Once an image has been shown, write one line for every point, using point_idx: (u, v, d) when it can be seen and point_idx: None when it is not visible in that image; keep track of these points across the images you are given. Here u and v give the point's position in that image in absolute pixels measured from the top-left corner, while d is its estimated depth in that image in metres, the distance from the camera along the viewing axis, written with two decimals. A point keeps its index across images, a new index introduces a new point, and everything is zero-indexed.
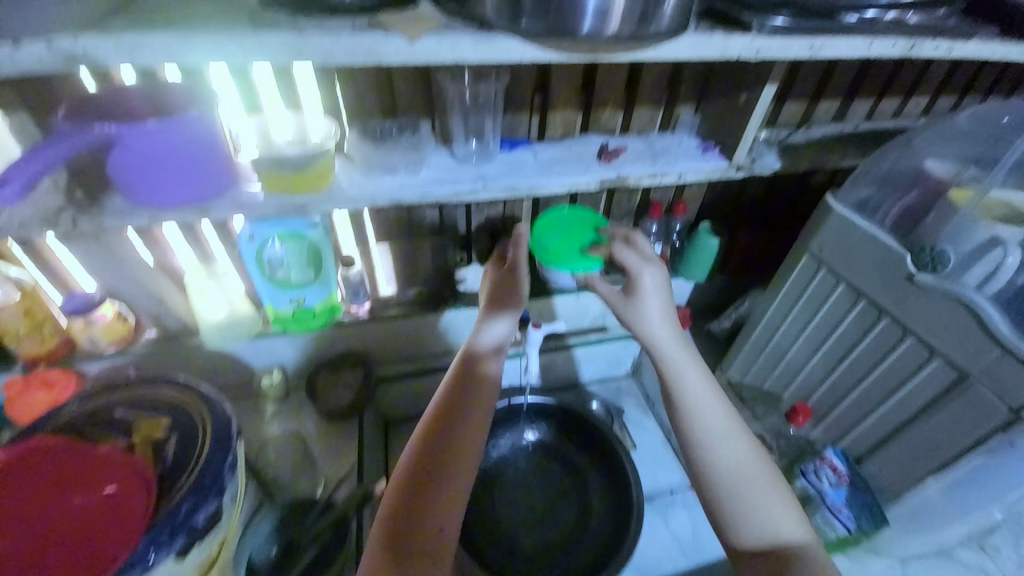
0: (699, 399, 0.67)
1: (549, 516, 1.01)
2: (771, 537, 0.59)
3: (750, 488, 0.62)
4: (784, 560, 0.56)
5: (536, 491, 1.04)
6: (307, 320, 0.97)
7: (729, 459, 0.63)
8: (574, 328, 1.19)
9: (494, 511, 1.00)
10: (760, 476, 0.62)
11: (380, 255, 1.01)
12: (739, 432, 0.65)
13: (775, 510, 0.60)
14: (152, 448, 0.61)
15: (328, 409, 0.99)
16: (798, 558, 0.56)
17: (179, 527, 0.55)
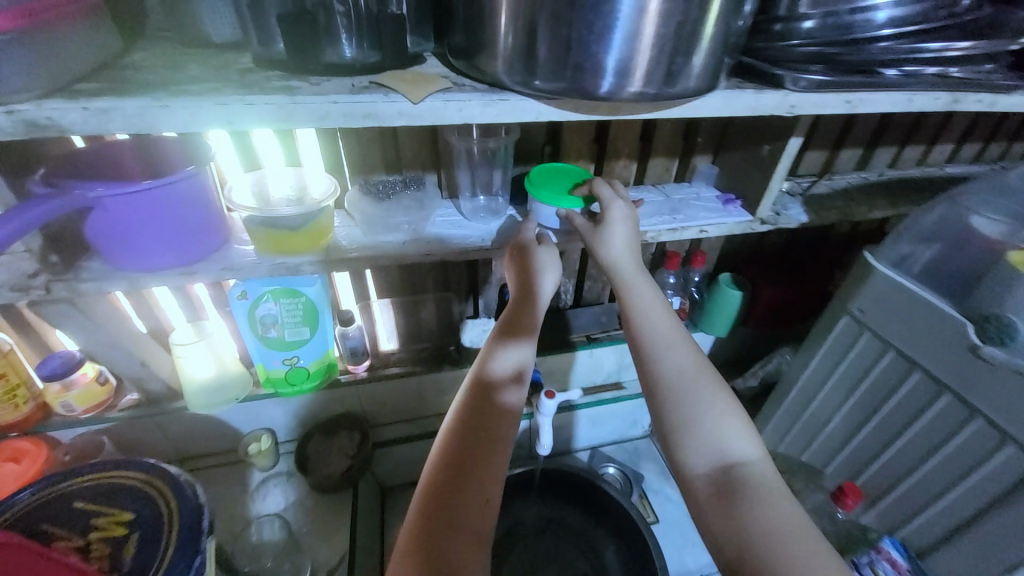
0: (653, 324, 0.61)
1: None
2: (720, 460, 0.52)
3: (697, 394, 0.56)
4: (732, 486, 0.49)
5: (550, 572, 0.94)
6: (299, 384, 0.89)
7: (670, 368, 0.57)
8: (586, 386, 1.11)
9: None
10: (710, 394, 0.56)
11: (382, 311, 0.96)
12: (685, 341, 0.60)
13: (725, 426, 0.54)
14: (110, 548, 0.53)
15: (321, 480, 0.90)
16: (744, 484, 0.49)
17: None
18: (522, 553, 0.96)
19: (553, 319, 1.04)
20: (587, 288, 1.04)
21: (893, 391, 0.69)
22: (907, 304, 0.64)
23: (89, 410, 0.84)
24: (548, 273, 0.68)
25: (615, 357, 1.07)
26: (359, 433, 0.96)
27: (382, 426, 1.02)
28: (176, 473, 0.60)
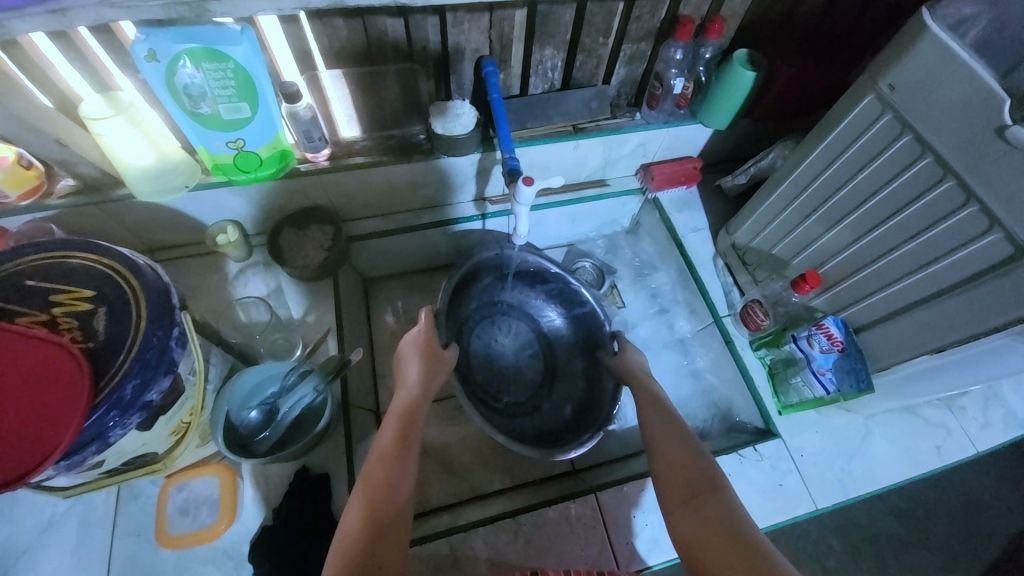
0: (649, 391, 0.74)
1: (517, 377, 0.98)
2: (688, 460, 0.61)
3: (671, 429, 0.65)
4: (696, 481, 0.58)
5: (509, 352, 0.99)
6: (253, 170, 0.80)
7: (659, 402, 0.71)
8: (570, 183, 1.05)
9: (468, 365, 0.96)
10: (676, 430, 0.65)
11: (334, 85, 0.80)
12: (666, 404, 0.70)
13: (685, 456, 0.61)
14: (80, 321, 0.52)
15: (297, 270, 0.90)
16: (715, 496, 0.56)
17: (130, 406, 0.50)
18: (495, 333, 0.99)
19: (536, 103, 0.91)
20: (579, 64, 0.88)
21: (894, 178, 0.65)
22: (945, 76, 0.56)
23: (27, 197, 0.76)
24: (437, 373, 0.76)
25: (601, 150, 0.97)
26: (331, 226, 0.92)
27: (357, 220, 0.99)
28: (127, 254, 0.56)
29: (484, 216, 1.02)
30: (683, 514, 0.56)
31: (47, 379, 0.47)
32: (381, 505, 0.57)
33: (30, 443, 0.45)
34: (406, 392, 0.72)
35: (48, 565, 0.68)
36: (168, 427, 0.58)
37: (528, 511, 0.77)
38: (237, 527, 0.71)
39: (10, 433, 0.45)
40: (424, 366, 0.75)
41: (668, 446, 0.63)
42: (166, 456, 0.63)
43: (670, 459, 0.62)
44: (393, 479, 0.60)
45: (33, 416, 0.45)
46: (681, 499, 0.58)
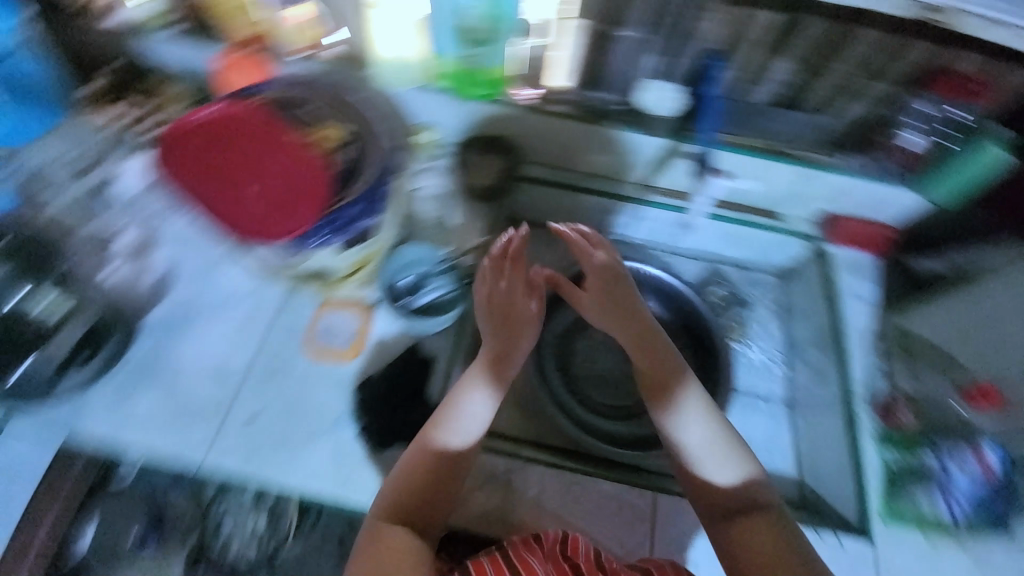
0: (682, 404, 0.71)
1: (621, 384, 0.94)
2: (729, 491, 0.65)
3: (719, 461, 0.67)
4: (740, 515, 0.63)
5: (598, 371, 0.95)
6: (471, 88, 0.89)
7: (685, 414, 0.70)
8: (742, 202, 0.98)
9: (574, 364, 0.95)
10: (724, 453, 0.67)
11: (570, 36, 0.85)
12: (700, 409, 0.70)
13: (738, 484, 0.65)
14: (327, 151, 0.68)
15: (470, 185, 1.00)
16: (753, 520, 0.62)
17: (345, 225, 0.66)
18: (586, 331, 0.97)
19: (748, 112, 0.89)
20: (811, 88, 0.84)
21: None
22: None
23: (303, 53, 0.86)
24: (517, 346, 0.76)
25: (792, 181, 0.92)
26: (507, 160, 1.00)
27: (528, 162, 1.03)
28: (370, 116, 0.71)
29: (644, 202, 1.02)
30: (731, 531, 0.62)
31: (294, 198, 0.63)
32: (403, 501, 0.64)
33: (285, 220, 0.64)
34: (429, 426, 0.68)
35: (213, 330, 0.85)
36: (349, 259, 0.75)
37: (581, 477, 0.82)
38: (353, 366, 0.83)
39: (273, 210, 0.64)
40: (450, 409, 0.69)
41: (711, 483, 0.66)
42: (335, 281, 0.81)
43: (701, 476, 0.67)
44: (407, 533, 0.62)
45: (288, 206, 0.63)
46: (721, 515, 0.65)
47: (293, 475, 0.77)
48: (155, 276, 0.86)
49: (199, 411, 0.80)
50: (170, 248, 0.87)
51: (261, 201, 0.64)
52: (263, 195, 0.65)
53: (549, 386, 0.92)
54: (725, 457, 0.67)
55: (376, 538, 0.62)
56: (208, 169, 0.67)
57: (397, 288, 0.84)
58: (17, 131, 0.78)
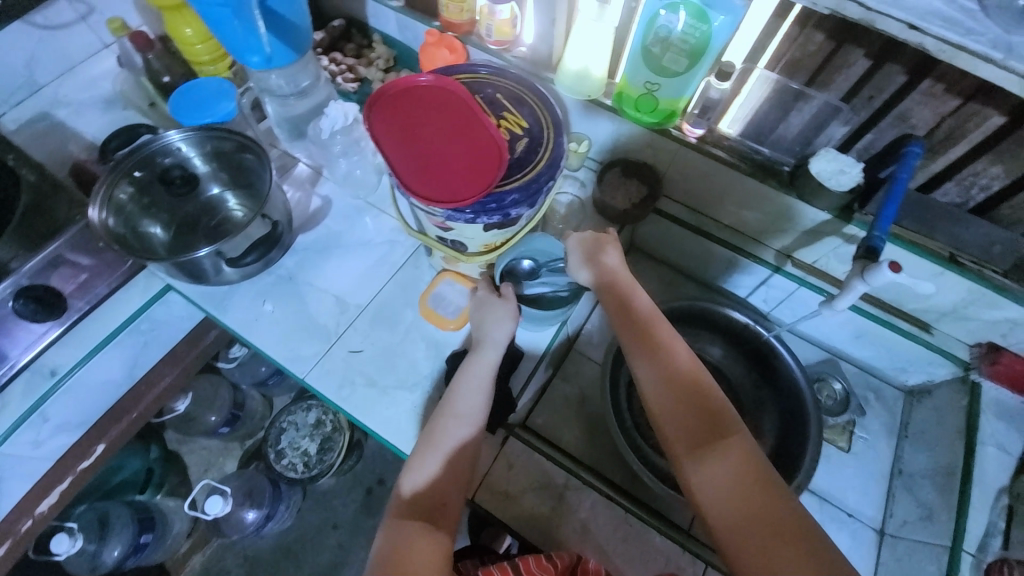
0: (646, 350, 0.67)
1: None
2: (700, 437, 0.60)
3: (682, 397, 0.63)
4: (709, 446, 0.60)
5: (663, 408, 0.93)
6: (639, 112, 0.90)
7: (654, 363, 0.66)
8: (888, 301, 0.92)
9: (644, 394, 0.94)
10: (687, 383, 0.63)
11: (758, 86, 0.82)
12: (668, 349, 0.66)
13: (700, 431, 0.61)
14: (510, 135, 0.73)
15: (605, 205, 1.00)
16: (720, 450, 0.59)
17: (498, 208, 0.70)
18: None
19: (933, 209, 0.81)
20: (1017, 200, 0.76)
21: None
22: None
23: (496, 45, 0.93)
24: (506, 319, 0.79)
25: (962, 296, 0.82)
26: (650, 189, 1.00)
27: (668, 198, 1.03)
28: (557, 114, 0.76)
29: (777, 269, 0.98)
30: (702, 466, 0.59)
31: (468, 168, 0.69)
32: (416, 499, 0.67)
33: (465, 186, 0.68)
34: (437, 418, 0.74)
35: (348, 264, 0.94)
36: (487, 237, 0.77)
37: (638, 519, 0.81)
38: (455, 334, 0.88)
39: (460, 177, 0.68)
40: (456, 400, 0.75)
41: (682, 417, 0.62)
42: (466, 256, 0.82)
43: (674, 416, 0.62)
44: (426, 516, 0.66)
45: (473, 176, 0.68)
46: (689, 448, 0.60)
47: (375, 414, 0.83)
48: (318, 204, 0.99)
49: (322, 331, 0.89)
50: (331, 187, 1.00)
51: (449, 165, 0.69)
52: (449, 161, 0.69)
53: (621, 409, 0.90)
54: (690, 392, 0.63)
55: (393, 526, 0.65)
56: (398, 121, 0.71)
57: (518, 273, 0.84)
58: (262, 62, 0.81)
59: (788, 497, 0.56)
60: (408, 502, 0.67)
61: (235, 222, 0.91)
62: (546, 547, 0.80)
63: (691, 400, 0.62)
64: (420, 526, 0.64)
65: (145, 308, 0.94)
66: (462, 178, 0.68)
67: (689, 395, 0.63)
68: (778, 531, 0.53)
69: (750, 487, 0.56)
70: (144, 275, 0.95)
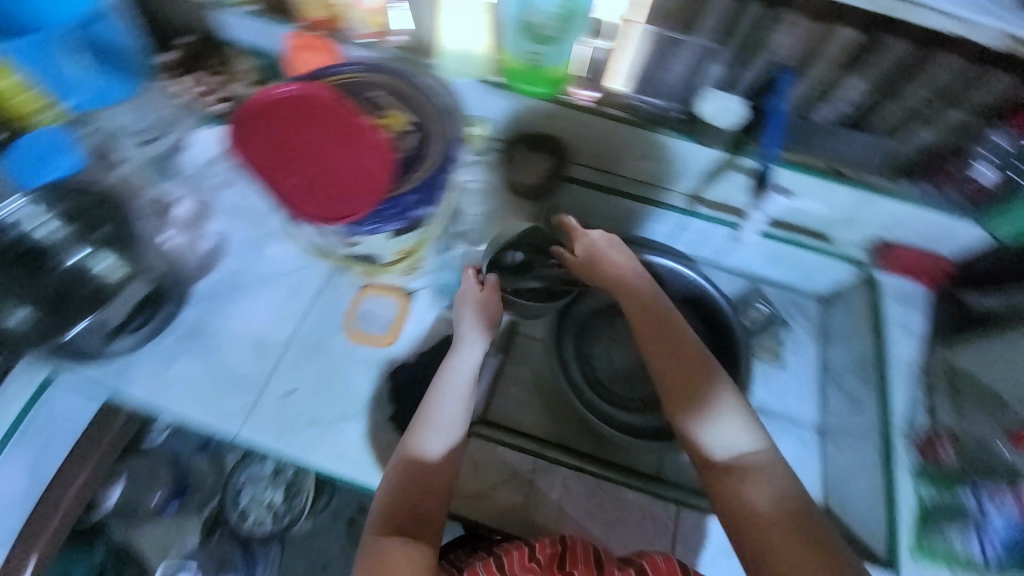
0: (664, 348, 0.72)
1: (640, 378, 0.93)
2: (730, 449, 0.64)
3: (711, 409, 0.67)
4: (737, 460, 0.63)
5: (613, 373, 0.93)
6: (526, 84, 0.89)
7: (687, 379, 0.69)
8: (790, 222, 0.98)
9: (594, 360, 0.94)
10: (714, 397, 0.67)
11: (637, 40, 0.82)
12: (693, 359, 0.71)
13: (730, 441, 0.65)
14: (393, 135, 0.69)
15: (519, 180, 1.02)
16: (748, 465, 0.63)
17: (398, 214, 0.66)
18: (603, 329, 0.96)
19: (813, 130, 0.85)
20: (883, 109, 0.80)
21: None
22: None
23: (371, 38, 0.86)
24: (489, 311, 0.78)
25: (850, 203, 0.90)
26: (556, 160, 1.01)
27: (577, 163, 1.03)
28: (441, 104, 0.72)
29: (690, 212, 1.02)
30: (730, 476, 0.63)
31: (369, 176, 0.65)
32: (397, 511, 0.64)
33: (358, 201, 0.64)
34: (418, 424, 0.70)
35: (262, 302, 0.88)
36: (395, 245, 0.74)
37: (608, 483, 0.83)
38: (389, 351, 0.85)
39: (348, 191, 0.64)
40: (435, 400, 0.71)
41: (711, 427, 0.66)
42: (380, 268, 0.80)
43: (702, 426, 0.66)
44: (408, 530, 0.63)
45: (364, 188, 0.64)
46: (720, 458, 0.64)
47: (320, 454, 0.78)
48: (211, 245, 0.90)
49: (245, 384, 0.82)
50: (224, 223, 0.92)
51: (336, 181, 0.65)
52: (335, 176, 0.65)
53: (575, 380, 0.91)
54: (718, 403, 0.67)
55: (375, 544, 0.62)
56: (268, 142, 0.66)
57: (504, 264, 0.90)
58: (98, 99, 0.79)
59: (811, 509, 0.59)
60: (390, 515, 0.64)
61: (113, 287, 0.79)
62: (526, 533, 0.81)
63: (718, 410, 0.67)
64: (399, 542, 0.61)
65: (33, 404, 0.84)
66: (352, 192, 0.64)
67: (717, 408, 0.67)
68: (801, 540, 0.57)
69: (779, 498, 0.60)
70: (22, 369, 0.83)
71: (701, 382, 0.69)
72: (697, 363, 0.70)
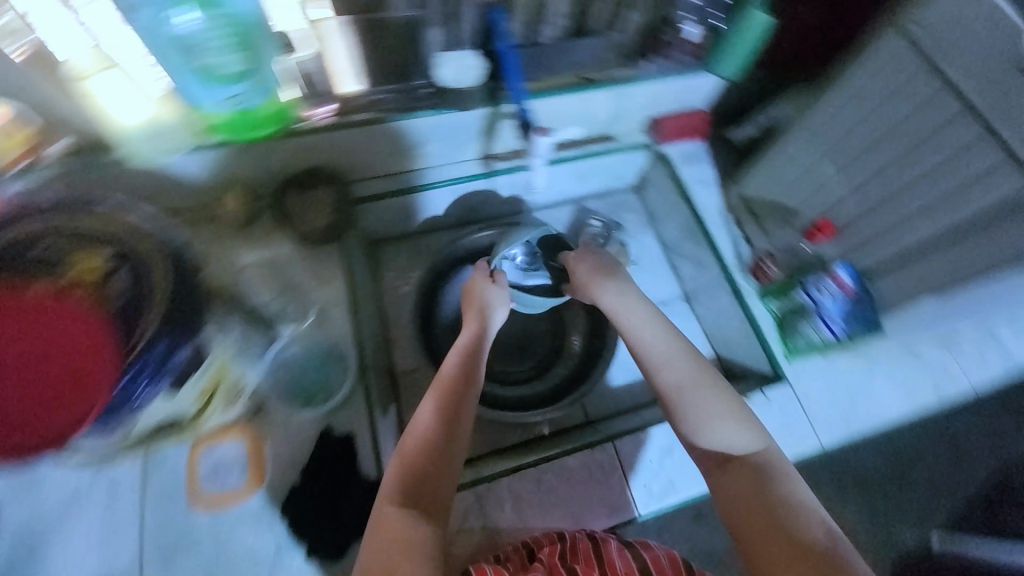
0: (647, 346, 0.69)
1: (527, 345, 0.99)
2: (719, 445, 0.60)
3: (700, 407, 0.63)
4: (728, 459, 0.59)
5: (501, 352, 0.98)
6: (248, 129, 0.77)
7: (674, 379, 0.65)
8: (576, 138, 1.02)
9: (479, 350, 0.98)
10: (704, 397, 0.63)
11: (337, 38, 0.75)
12: (682, 356, 0.67)
13: (724, 439, 0.60)
14: (96, 289, 0.61)
15: (305, 232, 0.87)
16: (741, 465, 0.58)
17: (160, 370, 0.59)
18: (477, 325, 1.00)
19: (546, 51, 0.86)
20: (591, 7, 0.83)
21: (913, 109, 0.66)
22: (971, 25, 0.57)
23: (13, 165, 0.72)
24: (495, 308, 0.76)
25: (609, 102, 0.95)
26: (335, 189, 0.89)
27: (360, 181, 0.95)
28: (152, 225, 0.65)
29: (490, 173, 0.99)
30: (722, 478, 0.58)
31: (71, 384, 0.57)
32: (412, 484, 0.58)
33: (85, 386, 0.57)
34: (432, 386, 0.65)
35: (81, 532, 0.69)
36: (191, 394, 0.66)
37: (548, 461, 0.79)
38: (267, 488, 0.73)
39: (65, 388, 0.57)
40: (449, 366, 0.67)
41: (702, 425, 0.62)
42: (194, 420, 0.70)
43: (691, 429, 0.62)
44: (419, 503, 0.56)
45: (80, 377, 0.57)
46: (717, 460, 0.60)
47: None
48: None
49: None
50: None
51: (46, 380, 0.57)
52: (36, 375, 0.57)
53: None
54: (707, 401, 0.63)
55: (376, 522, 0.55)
56: None
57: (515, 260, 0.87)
58: None
59: (822, 534, 0.51)
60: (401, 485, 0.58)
61: None
62: None
63: (709, 404, 0.62)
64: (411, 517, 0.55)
65: None
66: (69, 384, 0.57)
67: (709, 408, 0.62)
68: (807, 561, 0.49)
69: (777, 493, 0.55)
70: None
71: (692, 378, 0.65)
72: (682, 359, 0.66)
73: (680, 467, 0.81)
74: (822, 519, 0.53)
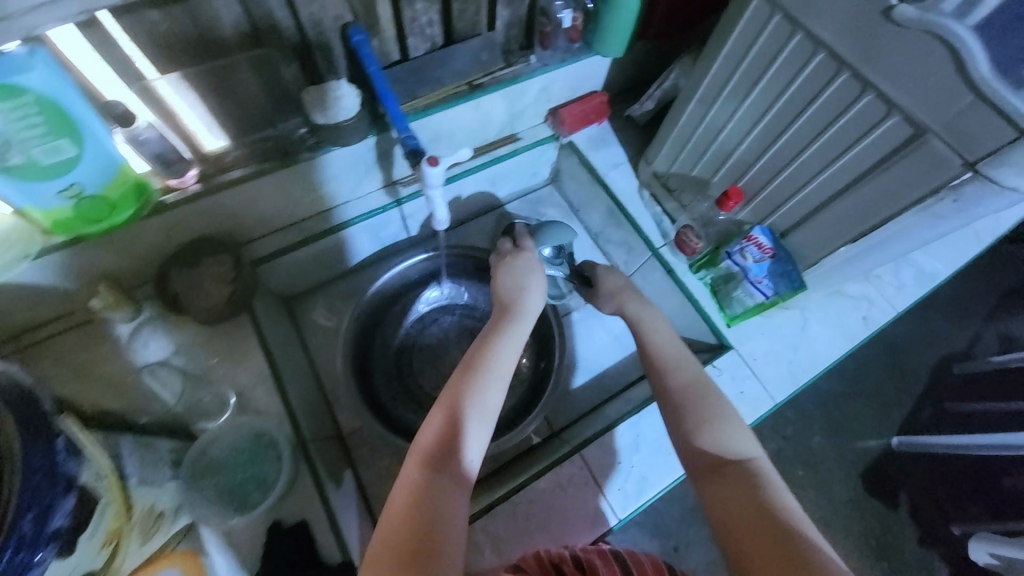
0: (660, 351, 0.72)
1: None
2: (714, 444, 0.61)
3: (708, 407, 0.64)
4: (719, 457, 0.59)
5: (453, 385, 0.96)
6: (99, 217, 0.67)
7: (682, 380, 0.68)
8: (480, 145, 0.98)
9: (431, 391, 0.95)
10: (709, 401, 0.65)
11: (178, 95, 0.66)
12: (688, 362, 0.70)
13: (722, 437, 0.61)
14: None
15: (203, 313, 0.79)
16: (734, 463, 0.58)
17: (37, 541, 0.47)
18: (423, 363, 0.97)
19: (423, 67, 0.81)
20: (458, 12, 0.79)
21: (788, 67, 0.67)
22: None
23: None
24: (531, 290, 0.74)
25: (504, 104, 0.90)
26: (229, 255, 0.79)
27: (257, 240, 0.87)
28: None
29: (398, 201, 0.93)
30: (711, 482, 0.58)
31: None
32: (448, 445, 0.56)
33: None
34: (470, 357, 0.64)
35: None
36: (93, 543, 0.57)
37: (519, 491, 0.77)
38: None
39: None
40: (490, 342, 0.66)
41: (696, 426, 0.63)
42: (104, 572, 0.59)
43: (685, 435, 0.63)
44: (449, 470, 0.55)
45: None
46: (706, 461, 0.59)
47: None
48: None
49: None
50: None
51: None
52: None
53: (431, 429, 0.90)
54: (708, 402, 0.65)
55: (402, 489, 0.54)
56: None
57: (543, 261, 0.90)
58: None
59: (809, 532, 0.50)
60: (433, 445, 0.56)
61: None
62: None
63: (714, 408, 0.64)
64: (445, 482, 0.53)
65: None
66: None
67: (710, 411, 0.64)
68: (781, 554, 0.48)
69: (766, 489, 0.54)
70: None
71: (694, 380, 0.68)
72: (687, 366, 0.70)
73: (649, 460, 0.80)
74: (818, 531, 0.50)
